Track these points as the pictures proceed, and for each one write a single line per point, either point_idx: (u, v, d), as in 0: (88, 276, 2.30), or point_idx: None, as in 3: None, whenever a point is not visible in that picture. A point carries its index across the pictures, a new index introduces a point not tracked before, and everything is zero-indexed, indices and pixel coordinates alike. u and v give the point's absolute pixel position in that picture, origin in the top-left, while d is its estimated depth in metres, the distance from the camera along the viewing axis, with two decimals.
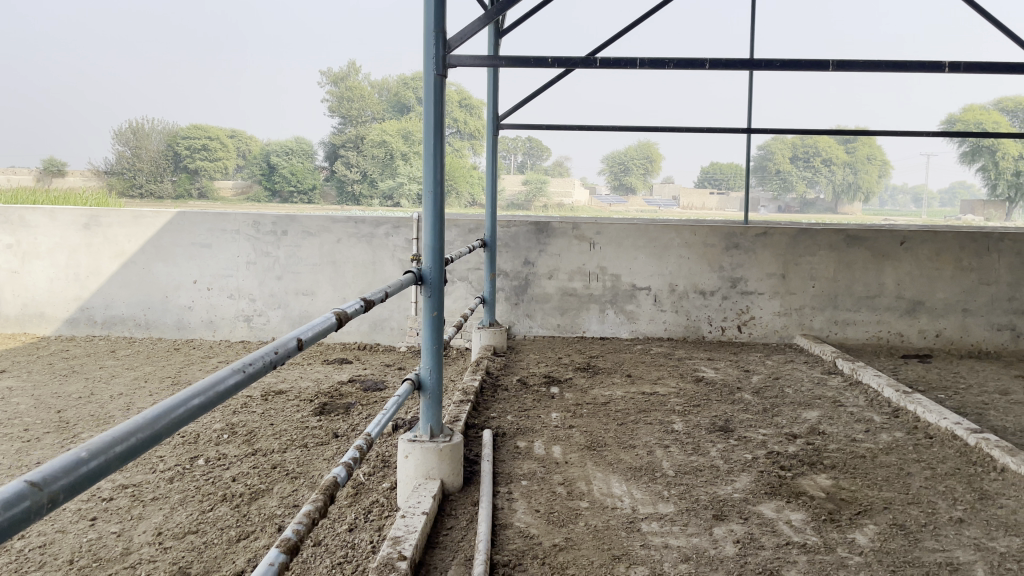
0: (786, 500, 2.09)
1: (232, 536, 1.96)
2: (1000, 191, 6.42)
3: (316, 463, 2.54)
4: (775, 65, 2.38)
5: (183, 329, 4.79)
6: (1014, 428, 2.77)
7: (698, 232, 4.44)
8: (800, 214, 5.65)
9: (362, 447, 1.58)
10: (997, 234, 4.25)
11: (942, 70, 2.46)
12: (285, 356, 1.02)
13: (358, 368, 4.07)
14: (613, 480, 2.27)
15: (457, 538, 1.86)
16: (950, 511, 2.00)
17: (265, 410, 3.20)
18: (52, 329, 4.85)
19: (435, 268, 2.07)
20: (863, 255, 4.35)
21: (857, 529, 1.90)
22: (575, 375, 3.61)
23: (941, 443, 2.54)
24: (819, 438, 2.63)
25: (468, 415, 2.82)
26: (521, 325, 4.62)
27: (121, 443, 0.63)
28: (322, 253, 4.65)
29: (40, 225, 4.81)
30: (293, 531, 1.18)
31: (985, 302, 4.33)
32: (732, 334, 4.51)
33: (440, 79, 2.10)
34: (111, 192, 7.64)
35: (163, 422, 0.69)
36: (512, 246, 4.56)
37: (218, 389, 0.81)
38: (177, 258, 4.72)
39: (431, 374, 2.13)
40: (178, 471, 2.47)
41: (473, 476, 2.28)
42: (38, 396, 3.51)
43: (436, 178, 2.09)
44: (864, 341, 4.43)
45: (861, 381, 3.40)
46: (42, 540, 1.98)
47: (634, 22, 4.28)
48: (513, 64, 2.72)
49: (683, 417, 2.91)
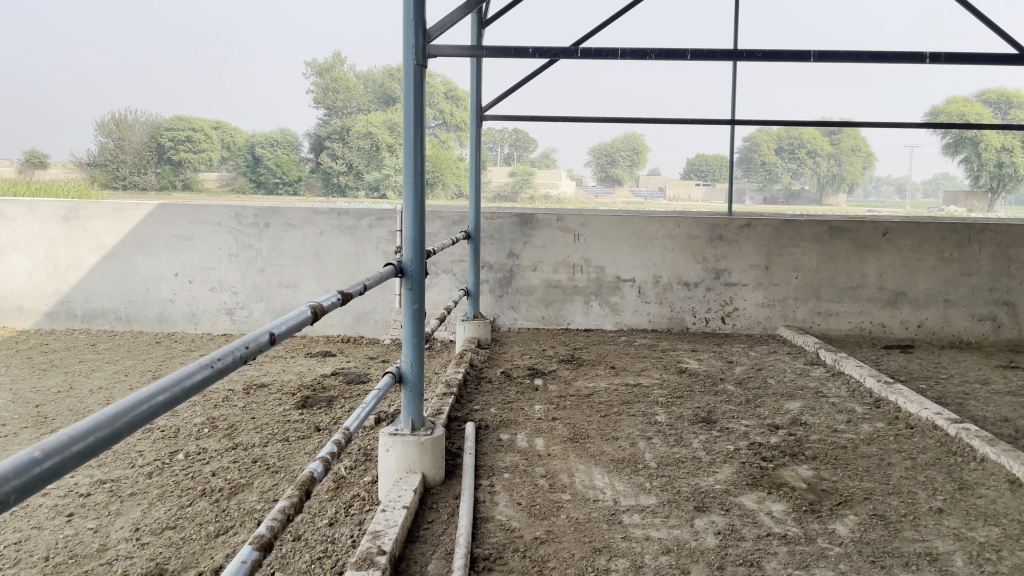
0: (767, 491, 2.10)
1: (211, 531, 1.94)
2: (982, 183, 6.56)
3: (297, 456, 2.51)
4: (756, 55, 2.35)
5: (165, 323, 4.72)
6: (994, 418, 2.80)
7: (683, 224, 4.45)
8: (785, 205, 5.57)
9: (341, 442, 1.56)
10: (979, 225, 4.29)
11: (923, 61, 2.45)
12: (256, 351, 0.99)
13: (342, 361, 4.03)
14: (596, 472, 2.27)
15: (438, 532, 1.85)
16: (930, 501, 2.01)
17: (247, 404, 3.17)
18: (30, 322, 4.76)
19: (416, 261, 2.05)
20: (845, 246, 4.38)
21: (838, 520, 1.91)
22: (559, 367, 3.61)
23: (922, 433, 2.56)
24: (801, 429, 2.65)
25: (451, 408, 2.81)
26: (505, 318, 4.61)
27: (77, 442, 0.60)
28: (305, 245, 4.60)
29: (17, 216, 4.72)
30: (267, 528, 1.16)
31: (966, 292, 4.37)
32: (716, 326, 4.53)
33: (420, 68, 2.07)
34: (93, 184, 7.51)
35: (125, 420, 0.66)
36: (497, 238, 4.53)
37: (184, 385, 0.78)
38: (158, 251, 4.65)
39: (413, 367, 2.11)
40: (158, 465, 2.43)
41: (455, 469, 2.27)
42: (16, 390, 3.45)
43: (417, 169, 2.06)
44: (847, 332, 4.47)
45: (843, 371, 3.42)
46: (17, 537, 1.94)
47: (618, 14, 4.25)
48: (496, 55, 2.69)
49: (666, 408, 2.91)
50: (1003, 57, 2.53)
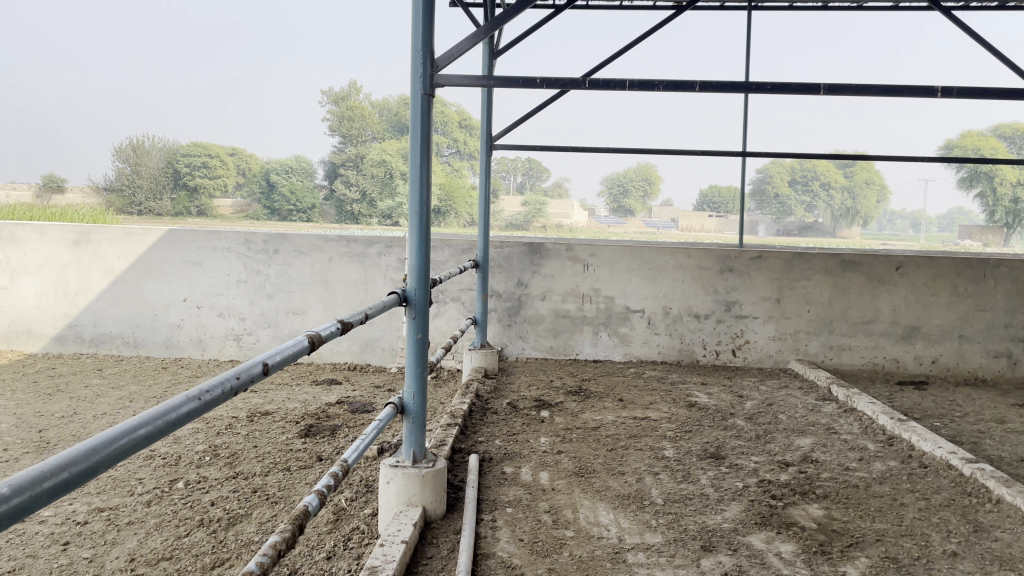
0: (776, 531, 2.04)
1: (207, 563, 1.90)
2: (998, 218, 6.51)
3: (298, 487, 2.48)
4: (765, 88, 2.33)
5: (172, 348, 4.74)
6: (1011, 458, 2.72)
7: (693, 255, 4.42)
8: (798, 237, 5.69)
9: (338, 474, 1.53)
10: (994, 261, 4.22)
11: (934, 94, 2.42)
12: (248, 382, 0.98)
13: (347, 390, 4.00)
14: (601, 508, 2.21)
15: (437, 568, 1.81)
16: (944, 544, 1.95)
17: (250, 432, 3.14)
18: (39, 346, 4.79)
19: (420, 290, 2.04)
20: (858, 280, 4.32)
21: (849, 562, 1.85)
22: (566, 400, 3.55)
23: (936, 473, 2.49)
24: (811, 466, 2.59)
25: (455, 440, 2.77)
26: (513, 347, 4.58)
27: (49, 478, 0.57)
28: (313, 272, 4.62)
29: (29, 240, 4.78)
30: (256, 564, 1.14)
31: (981, 328, 4.30)
32: (726, 359, 4.47)
33: (428, 98, 2.08)
34: (108, 209, 7.32)
35: (101, 454, 0.64)
36: (505, 267, 4.52)
37: (168, 418, 0.76)
38: (168, 276, 4.69)
39: (415, 398, 2.08)
40: (156, 494, 2.41)
41: (457, 504, 2.22)
42: (21, 415, 3.44)
43: (422, 199, 2.06)
44: (861, 367, 4.39)
45: (856, 408, 3.35)
46: (10, 566, 1.91)
47: (635, 41, 4.30)
48: (505, 84, 2.69)
49: (675, 443, 2.85)
50: (1015, 91, 2.49)
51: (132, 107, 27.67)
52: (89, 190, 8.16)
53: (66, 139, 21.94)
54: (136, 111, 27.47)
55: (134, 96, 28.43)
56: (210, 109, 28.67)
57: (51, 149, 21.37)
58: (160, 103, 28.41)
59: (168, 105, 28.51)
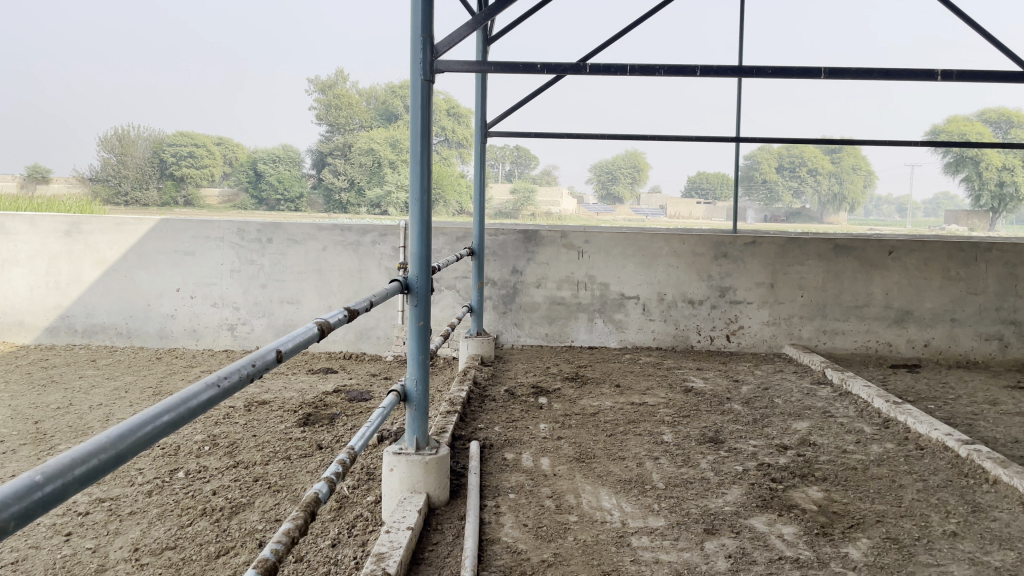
0: (778, 513, 2.06)
1: (211, 552, 1.89)
2: (983, 202, 6.44)
3: (299, 475, 2.48)
4: (767, 72, 2.32)
5: (166, 338, 4.70)
6: (1005, 439, 2.76)
7: (687, 241, 4.43)
8: (787, 223, 5.61)
9: (346, 461, 1.52)
10: (985, 244, 4.26)
11: (932, 78, 2.41)
12: (262, 369, 0.97)
13: (344, 378, 3.99)
14: (603, 493, 2.23)
15: (443, 554, 1.82)
16: (943, 524, 1.98)
17: (248, 421, 3.13)
18: (31, 337, 4.74)
19: (422, 277, 2.02)
20: (851, 265, 4.35)
21: (851, 543, 1.87)
22: (563, 386, 3.56)
23: (932, 454, 2.52)
24: (810, 449, 2.61)
25: (455, 426, 2.78)
26: (508, 334, 4.59)
27: (80, 465, 0.57)
28: (307, 261, 4.59)
29: (19, 231, 4.72)
30: (271, 551, 1.14)
31: (972, 311, 4.35)
32: (720, 344, 4.50)
33: (427, 84, 2.06)
34: (95, 200, 7.16)
35: (127, 442, 0.63)
36: (500, 254, 4.52)
37: (189, 405, 0.75)
38: (159, 266, 4.64)
39: (418, 384, 2.08)
40: (157, 483, 2.39)
41: (460, 490, 2.23)
42: (16, 407, 3.41)
43: (423, 186, 2.04)
44: (853, 350, 4.43)
45: (850, 391, 3.39)
46: (14, 557, 1.90)
47: (630, 25, 4.24)
48: (503, 69, 2.65)
49: (673, 427, 2.88)
50: (1014, 74, 2.50)
51: (112, 98, 27.15)
52: (74, 180, 8.04)
53: (43, 131, 21.42)
54: (116, 102, 26.94)
55: (117, 87, 27.96)
56: (197, 99, 28.30)
57: (27, 142, 20.84)
58: (146, 93, 28.02)
59: (149, 96, 28.01)
